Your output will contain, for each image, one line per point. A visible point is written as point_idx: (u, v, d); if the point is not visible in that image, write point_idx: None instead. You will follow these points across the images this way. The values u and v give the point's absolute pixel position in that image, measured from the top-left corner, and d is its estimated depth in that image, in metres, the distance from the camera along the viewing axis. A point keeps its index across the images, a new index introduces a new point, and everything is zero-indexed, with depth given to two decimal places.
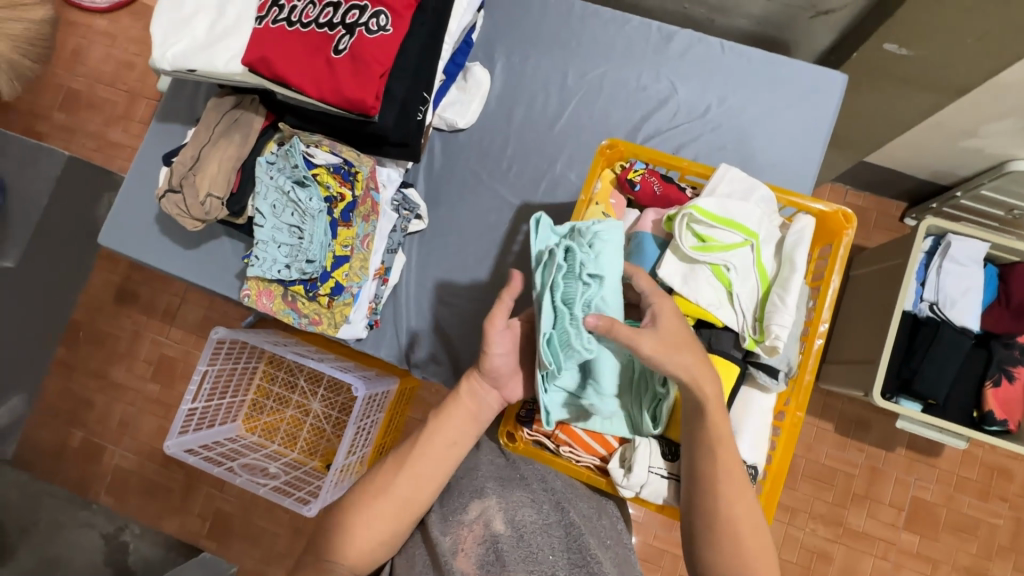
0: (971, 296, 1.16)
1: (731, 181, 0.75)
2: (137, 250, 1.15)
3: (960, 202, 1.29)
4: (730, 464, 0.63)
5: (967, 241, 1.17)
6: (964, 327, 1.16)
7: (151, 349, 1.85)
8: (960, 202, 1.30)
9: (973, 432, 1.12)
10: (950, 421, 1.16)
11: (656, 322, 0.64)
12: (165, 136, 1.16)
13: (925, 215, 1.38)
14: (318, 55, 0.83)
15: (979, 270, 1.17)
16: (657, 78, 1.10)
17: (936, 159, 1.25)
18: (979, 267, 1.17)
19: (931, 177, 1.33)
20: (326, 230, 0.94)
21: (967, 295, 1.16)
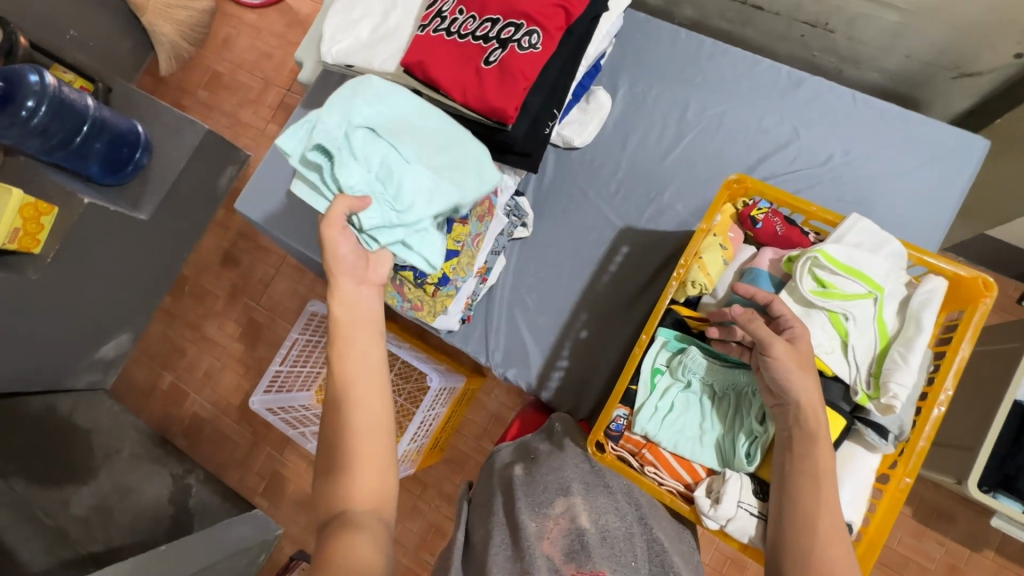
0: None
1: (860, 233, 0.74)
2: (262, 219, 1.27)
3: None
4: (829, 503, 0.63)
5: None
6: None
7: (242, 311, 2.01)
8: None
9: None
10: None
11: (792, 339, 0.68)
12: (304, 121, 1.29)
13: None
14: (470, 64, 0.91)
15: None
16: (780, 122, 1.10)
17: None
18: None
19: None
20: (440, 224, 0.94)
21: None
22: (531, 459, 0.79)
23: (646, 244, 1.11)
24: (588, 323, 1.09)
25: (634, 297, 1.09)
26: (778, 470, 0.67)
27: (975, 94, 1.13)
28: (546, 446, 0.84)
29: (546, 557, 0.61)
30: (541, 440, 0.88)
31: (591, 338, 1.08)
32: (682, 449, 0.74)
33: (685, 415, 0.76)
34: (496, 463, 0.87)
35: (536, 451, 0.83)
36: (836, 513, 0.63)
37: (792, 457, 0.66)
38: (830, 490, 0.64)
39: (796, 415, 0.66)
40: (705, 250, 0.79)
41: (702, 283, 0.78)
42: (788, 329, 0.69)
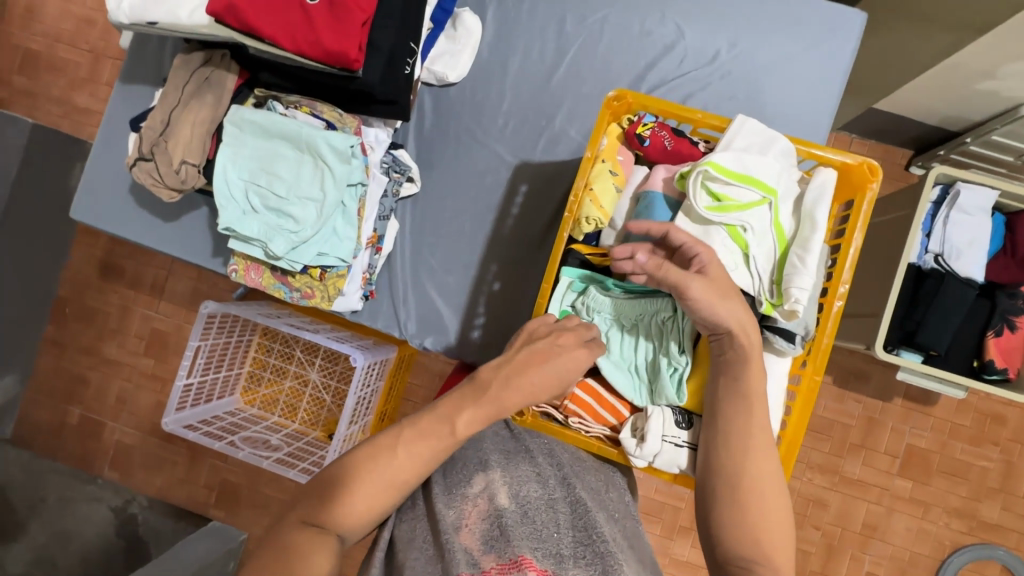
0: (977, 247, 1.14)
1: (748, 134, 0.70)
2: (116, 224, 1.08)
3: (970, 148, 1.23)
4: (760, 421, 0.63)
5: (974, 189, 1.14)
6: (969, 278, 1.14)
7: (141, 324, 1.80)
8: (967, 148, 1.24)
9: (972, 381, 1.13)
10: (951, 371, 1.16)
11: (702, 269, 0.64)
12: (135, 98, 1.07)
13: (932, 163, 1.32)
14: (292, 2, 0.76)
15: (987, 219, 1.14)
16: (663, 22, 1.02)
17: (945, 104, 1.14)
18: (987, 215, 1.14)
19: (938, 123, 1.24)
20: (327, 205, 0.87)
21: (972, 246, 1.14)
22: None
23: (546, 177, 1.03)
24: (500, 272, 1.03)
25: (544, 235, 1.02)
26: (713, 395, 0.66)
27: None
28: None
29: (466, 548, 0.55)
30: None
31: (505, 286, 1.02)
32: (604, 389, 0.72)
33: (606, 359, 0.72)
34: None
35: None
36: (767, 427, 0.64)
37: (725, 379, 0.65)
38: (761, 404, 0.64)
39: (730, 340, 0.64)
40: (596, 181, 0.73)
41: (597, 218, 0.72)
42: (698, 259, 0.64)
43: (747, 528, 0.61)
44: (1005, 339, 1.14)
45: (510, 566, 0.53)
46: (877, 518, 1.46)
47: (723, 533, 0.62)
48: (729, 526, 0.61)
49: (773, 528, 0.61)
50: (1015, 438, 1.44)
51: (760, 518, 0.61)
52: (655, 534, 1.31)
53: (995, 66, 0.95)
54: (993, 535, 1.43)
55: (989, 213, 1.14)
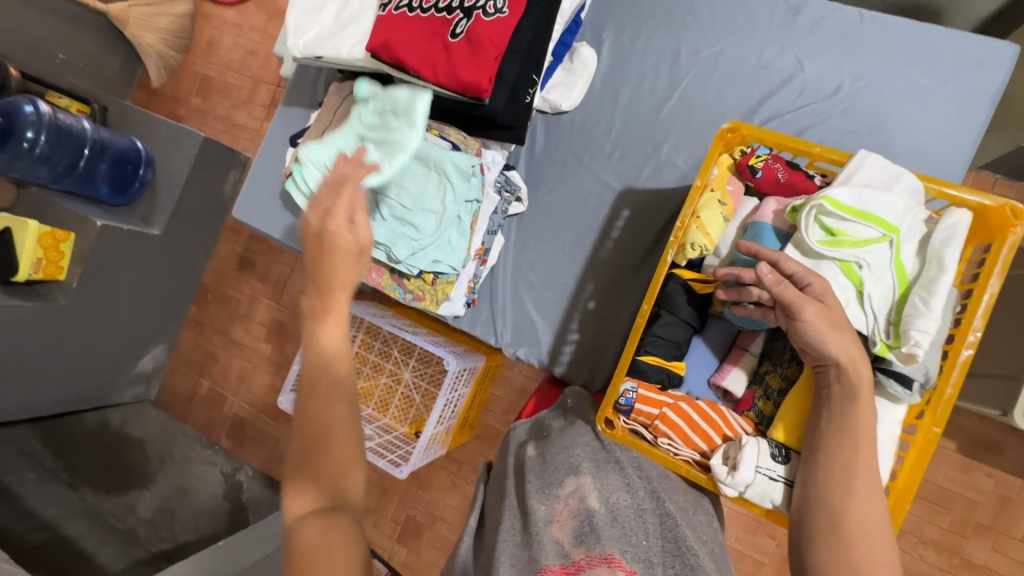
0: None
1: (870, 169, 0.68)
2: (263, 224, 1.27)
3: None
4: (869, 464, 0.60)
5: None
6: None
7: (265, 312, 2.05)
8: None
9: None
10: None
11: (818, 297, 0.63)
12: (290, 118, 1.27)
13: None
14: (436, 39, 0.86)
15: None
16: (782, 55, 1.02)
17: None
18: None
19: None
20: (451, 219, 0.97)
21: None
22: (543, 438, 0.78)
23: (649, 204, 1.06)
24: (595, 292, 1.07)
25: (642, 259, 1.05)
26: (815, 431, 0.64)
27: None
28: (560, 423, 0.82)
29: (556, 541, 0.58)
30: (557, 417, 0.85)
31: (599, 306, 1.06)
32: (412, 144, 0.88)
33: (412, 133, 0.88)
34: (507, 445, 0.85)
35: (549, 428, 0.81)
36: (875, 471, 0.60)
37: (829, 415, 0.63)
38: (869, 445, 0.61)
39: (836, 373, 0.63)
40: (703, 209, 0.74)
41: (702, 245, 0.73)
42: (811, 288, 0.64)
43: (850, 574, 0.57)
44: None
45: (600, 561, 0.55)
46: None
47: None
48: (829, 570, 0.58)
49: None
50: None
51: (866, 565, 0.57)
52: None
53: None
54: None
55: None
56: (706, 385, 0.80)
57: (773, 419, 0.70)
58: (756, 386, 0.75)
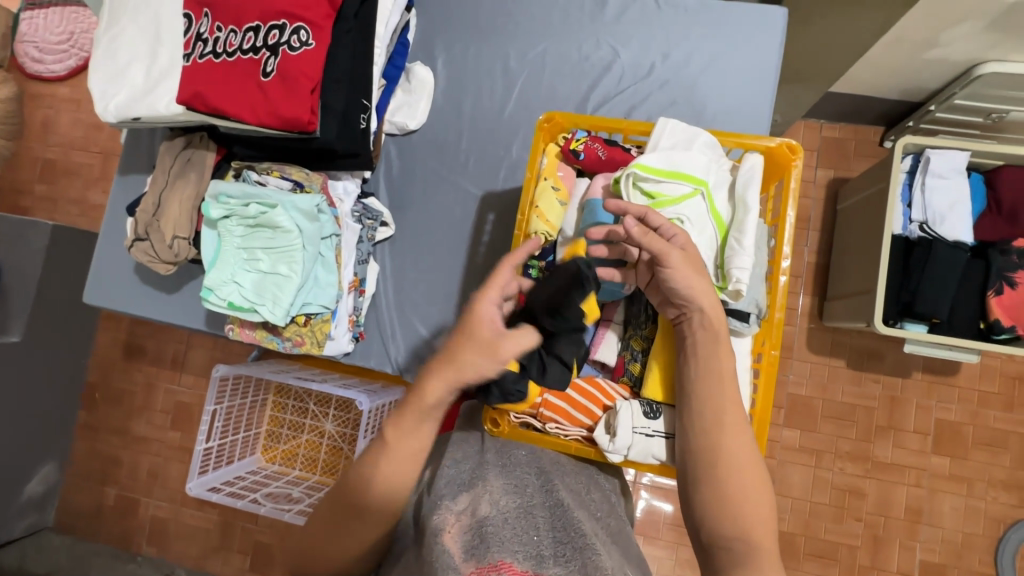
0: (959, 209, 1.19)
1: (672, 133, 0.74)
2: (125, 305, 1.17)
3: (936, 116, 1.32)
4: (721, 399, 0.66)
5: (945, 153, 1.19)
6: (957, 240, 1.18)
7: (165, 398, 1.88)
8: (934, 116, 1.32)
9: (982, 343, 1.14)
10: (958, 336, 1.18)
11: (681, 246, 0.68)
12: (131, 187, 1.19)
13: (904, 135, 1.41)
14: (249, 81, 0.82)
15: (964, 180, 1.19)
16: (599, 46, 1.10)
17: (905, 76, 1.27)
18: (965, 177, 1.19)
19: (903, 97, 1.36)
20: (311, 258, 0.93)
21: (953, 209, 1.19)
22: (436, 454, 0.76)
23: (511, 203, 1.09)
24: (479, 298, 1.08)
25: None
26: (684, 380, 0.69)
27: None
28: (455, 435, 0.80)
29: (447, 552, 0.56)
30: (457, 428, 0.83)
31: None
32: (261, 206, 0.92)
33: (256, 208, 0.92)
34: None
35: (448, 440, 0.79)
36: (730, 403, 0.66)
37: (695, 362, 0.68)
38: (724, 382, 0.66)
39: (700, 320, 0.68)
40: (540, 198, 0.77)
41: (545, 231, 0.77)
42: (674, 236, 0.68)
43: (723, 502, 0.62)
44: (1008, 297, 1.15)
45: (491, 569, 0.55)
46: (920, 501, 1.41)
47: (707, 512, 0.62)
48: (714, 505, 0.62)
49: (754, 503, 0.62)
50: None
51: (738, 491, 0.62)
52: (689, 546, 1.34)
53: (934, 35, 1.11)
54: None
55: (965, 174, 1.19)
56: (583, 362, 0.82)
57: (643, 378, 0.74)
58: (626, 351, 0.78)
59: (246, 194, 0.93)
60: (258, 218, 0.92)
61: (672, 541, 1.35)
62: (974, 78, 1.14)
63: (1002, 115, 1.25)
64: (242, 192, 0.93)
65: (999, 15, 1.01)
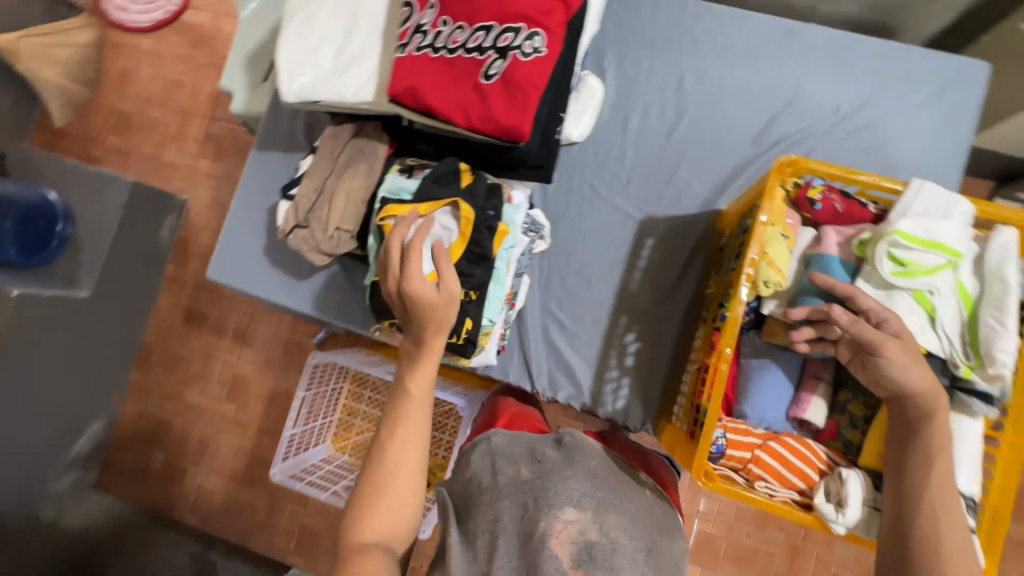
0: None
1: (928, 198, 0.69)
2: (248, 283, 1.15)
3: None
4: (944, 474, 0.62)
5: None
6: None
7: (223, 369, 1.81)
8: None
9: None
10: None
11: (894, 332, 0.65)
12: (265, 164, 1.16)
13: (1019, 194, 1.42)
14: (466, 82, 0.78)
15: None
16: (782, 78, 1.05)
17: None
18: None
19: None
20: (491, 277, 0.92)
21: None
22: (537, 461, 0.72)
23: (672, 230, 1.05)
24: (629, 325, 1.04)
25: (675, 284, 1.03)
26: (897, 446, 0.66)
27: (950, 13, 1.17)
28: (554, 452, 0.74)
29: (556, 558, 0.60)
30: (549, 441, 0.77)
31: (640, 340, 1.03)
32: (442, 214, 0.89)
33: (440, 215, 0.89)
34: (490, 459, 0.75)
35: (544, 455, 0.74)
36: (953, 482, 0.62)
37: (905, 434, 0.65)
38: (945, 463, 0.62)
39: (915, 403, 0.64)
40: (770, 245, 0.73)
41: (775, 281, 0.73)
42: (885, 324, 0.65)
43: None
44: None
45: None
46: None
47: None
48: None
49: None
50: None
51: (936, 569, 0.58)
52: None
53: None
54: None
55: None
56: (784, 419, 0.78)
57: (860, 446, 0.72)
58: (838, 415, 0.75)
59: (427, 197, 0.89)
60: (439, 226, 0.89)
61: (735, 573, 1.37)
62: None
63: None
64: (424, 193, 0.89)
65: None
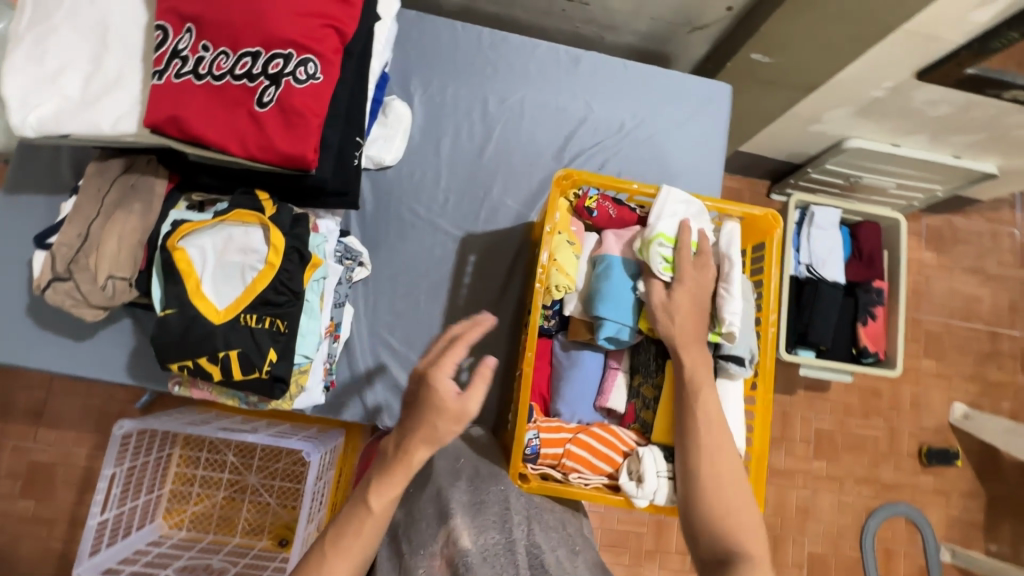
0: (834, 255, 1.54)
1: (674, 202, 0.81)
2: (12, 352, 0.95)
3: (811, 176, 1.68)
4: (706, 415, 0.71)
5: (824, 209, 1.56)
6: (835, 281, 1.53)
7: (15, 459, 1.48)
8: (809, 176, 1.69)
9: (853, 367, 1.49)
10: (836, 359, 1.53)
11: (677, 280, 0.77)
12: (26, 208, 0.98)
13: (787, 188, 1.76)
14: (239, 110, 0.73)
15: (835, 232, 1.56)
16: (573, 99, 1.16)
17: (794, 144, 1.59)
18: (836, 230, 1.55)
19: (787, 158, 1.69)
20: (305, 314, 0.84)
21: (830, 254, 1.53)
22: (416, 494, 0.88)
23: (491, 245, 1.09)
24: (461, 341, 1.05)
25: (499, 296, 1.07)
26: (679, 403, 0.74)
27: (707, 44, 1.40)
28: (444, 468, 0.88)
29: None
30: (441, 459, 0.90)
31: (473, 354, 1.05)
32: (235, 249, 0.82)
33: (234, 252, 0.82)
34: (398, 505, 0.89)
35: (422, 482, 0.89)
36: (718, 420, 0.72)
37: (686, 392, 0.73)
38: (707, 397, 0.73)
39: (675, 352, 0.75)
40: (558, 252, 0.80)
41: (565, 285, 0.79)
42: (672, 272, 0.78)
43: (711, 508, 0.68)
44: (872, 327, 1.52)
45: None
46: (806, 500, 1.68)
47: (698, 518, 0.68)
48: (698, 517, 0.68)
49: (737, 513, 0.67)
50: (891, 406, 1.76)
51: (723, 500, 0.68)
52: (624, 563, 1.44)
53: (821, 115, 1.40)
54: (894, 493, 1.71)
55: (836, 227, 1.56)
56: (593, 410, 0.84)
57: (653, 424, 0.79)
58: (636, 399, 0.83)
59: (218, 232, 0.82)
60: (232, 263, 0.82)
61: (609, 561, 1.44)
62: (843, 149, 1.49)
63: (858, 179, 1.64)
64: (214, 229, 0.82)
65: (865, 106, 1.33)
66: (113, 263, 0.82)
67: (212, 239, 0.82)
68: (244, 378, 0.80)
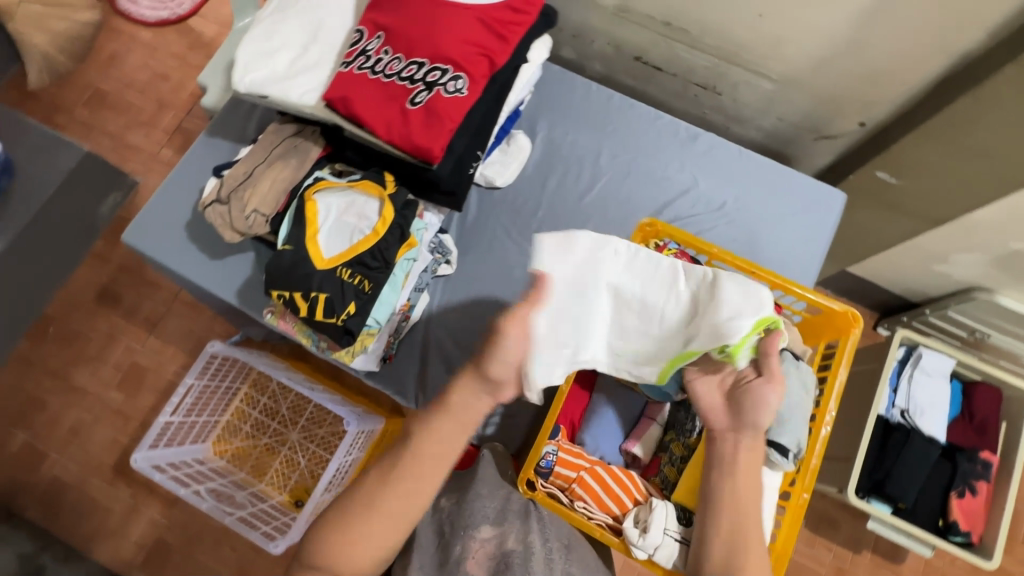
0: (938, 408, 1.32)
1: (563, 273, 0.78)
2: (162, 256, 1.16)
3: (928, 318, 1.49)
4: (740, 488, 0.71)
5: (936, 355, 1.34)
6: (932, 436, 1.31)
7: (122, 355, 1.71)
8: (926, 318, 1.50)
9: (939, 539, 1.23)
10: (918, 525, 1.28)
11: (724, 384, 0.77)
12: (213, 152, 1.22)
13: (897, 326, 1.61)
14: (394, 104, 0.89)
15: (945, 383, 1.34)
16: (681, 170, 1.22)
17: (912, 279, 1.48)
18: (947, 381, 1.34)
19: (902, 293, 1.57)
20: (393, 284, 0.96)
21: (933, 407, 1.32)
22: (460, 489, 0.84)
23: None
24: None
25: None
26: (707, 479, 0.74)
27: (832, 154, 1.39)
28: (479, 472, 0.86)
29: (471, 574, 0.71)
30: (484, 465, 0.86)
31: None
32: (353, 214, 0.97)
33: (351, 215, 0.97)
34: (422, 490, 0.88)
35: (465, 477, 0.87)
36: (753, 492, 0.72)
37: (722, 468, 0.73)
38: (743, 477, 0.72)
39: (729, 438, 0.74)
40: None
41: None
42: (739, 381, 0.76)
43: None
44: (968, 502, 1.27)
45: None
46: None
47: None
48: None
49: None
50: None
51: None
52: None
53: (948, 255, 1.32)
54: None
55: (946, 378, 1.34)
56: (617, 451, 0.87)
57: (676, 483, 0.80)
58: (663, 453, 0.85)
59: (346, 197, 0.98)
60: (348, 224, 0.96)
61: None
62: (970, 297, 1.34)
63: (983, 336, 1.43)
64: (344, 193, 0.98)
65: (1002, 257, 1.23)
66: (265, 200, 1.00)
67: (338, 201, 0.99)
68: (322, 320, 0.92)
